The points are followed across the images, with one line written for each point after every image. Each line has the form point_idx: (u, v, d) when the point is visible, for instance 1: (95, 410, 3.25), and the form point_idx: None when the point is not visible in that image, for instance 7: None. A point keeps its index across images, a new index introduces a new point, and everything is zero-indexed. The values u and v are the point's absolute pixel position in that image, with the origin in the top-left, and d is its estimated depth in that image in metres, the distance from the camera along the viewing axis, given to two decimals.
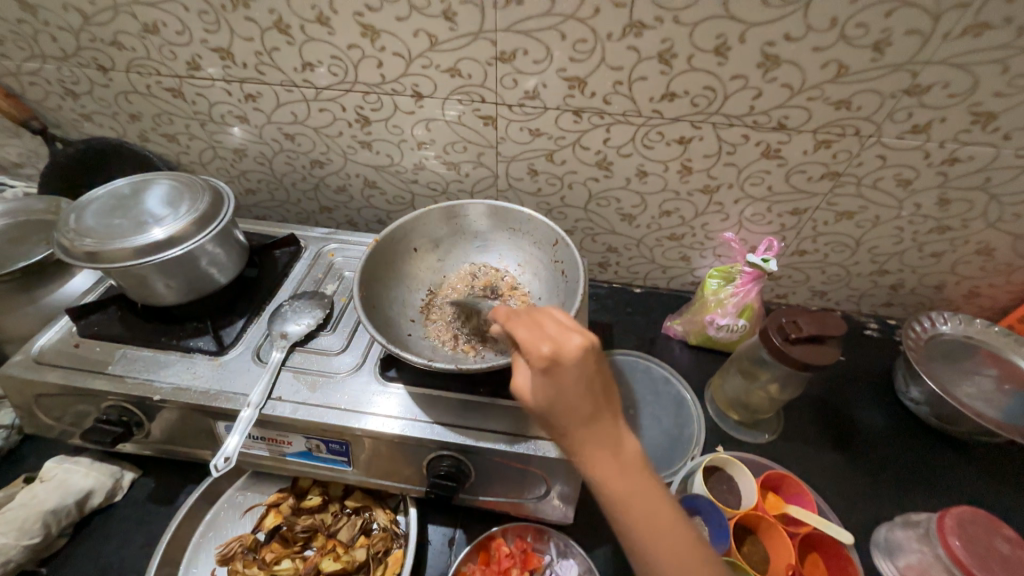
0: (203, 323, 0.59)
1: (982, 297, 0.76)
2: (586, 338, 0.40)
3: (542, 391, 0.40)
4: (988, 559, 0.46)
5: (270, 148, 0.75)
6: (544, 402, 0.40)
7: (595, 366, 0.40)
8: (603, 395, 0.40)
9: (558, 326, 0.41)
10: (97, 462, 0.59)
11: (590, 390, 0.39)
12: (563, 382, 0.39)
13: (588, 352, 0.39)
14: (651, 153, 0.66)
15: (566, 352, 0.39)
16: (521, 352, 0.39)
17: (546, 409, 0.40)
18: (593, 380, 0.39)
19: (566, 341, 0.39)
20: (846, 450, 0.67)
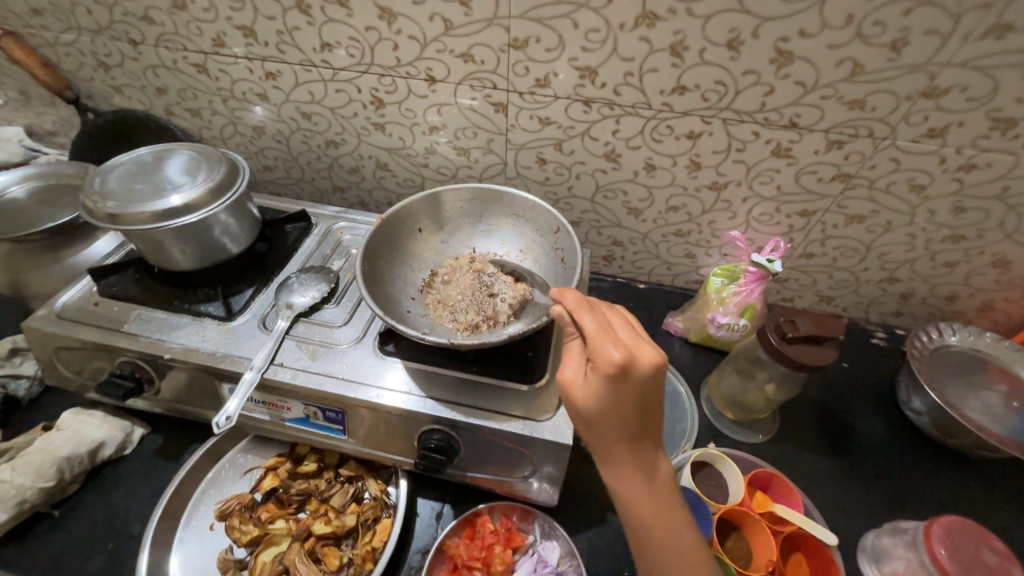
0: (214, 290, 0.61)
1: (995, 311, 0.74)
2: (657, 357, 0.40)
3: (599, 396, 0.40)
4: (972, 568, 0.46)
5: (288, 126, 0.78)
6: (596, 403, 0.41)
7: (659, 384, 0.41)
8: (652, 410, 0.42)
9: (628, 333, 0.42)
10: (110, 416, 0.63)
11: (645, 404, 0.41)
12: (623, 393, 0.40)
13: (658, 370, 0.40)
14: (660, 146, 0.66)
15: (638, 364, 0.39)
16: (594, 352, 0.39)
17: (594, 410, 0.41)
18: (651, 396, 0.41)
19: (637, 352, 0.40)
20: (841, 456, 0.66)
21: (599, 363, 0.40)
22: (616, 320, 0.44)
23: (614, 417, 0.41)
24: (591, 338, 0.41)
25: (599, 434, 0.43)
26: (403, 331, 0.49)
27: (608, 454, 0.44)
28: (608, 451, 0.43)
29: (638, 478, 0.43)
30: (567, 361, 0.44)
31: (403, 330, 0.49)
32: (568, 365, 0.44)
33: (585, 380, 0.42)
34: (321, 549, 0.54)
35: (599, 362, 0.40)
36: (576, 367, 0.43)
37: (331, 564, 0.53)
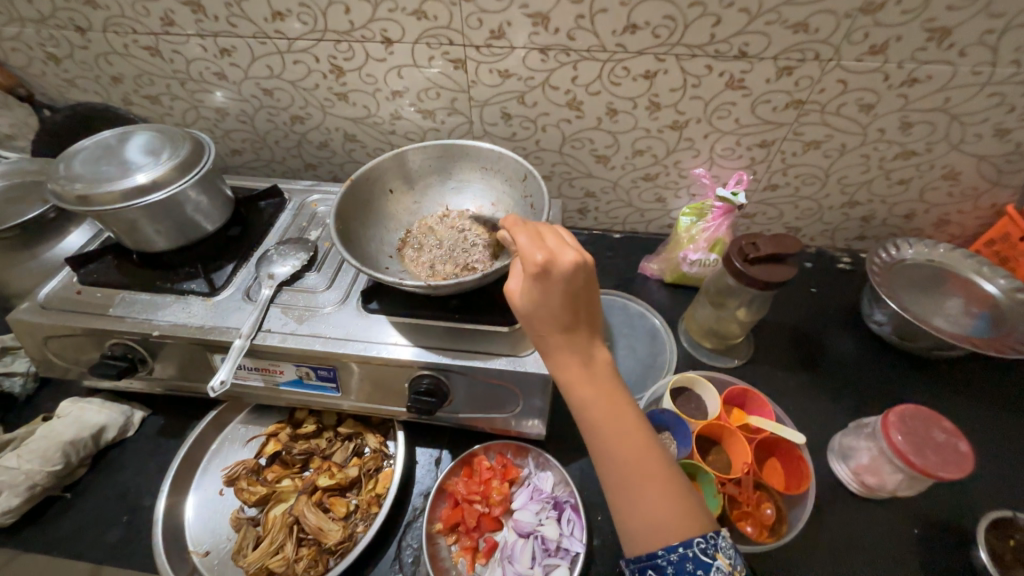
0: (195, 268, 0.62)
1: (951, 225, 0.78)
2: (579, 256, 0.44)
3: (532, 297, 0.45)
4: (923, 446, 0.51)
5: (251, 105, 0.78)
6: (529, 304, 0.45)
7: (584, 281, 0.44)
8: (584, 309, 0.46)
9: (554, 237, 0.45)
10: (108, 402, 0.64)
11: (573, 301, 0.45)
12: (549, 291, 0.44)
13: (580, 268, 0.43)
14: (619, 89, 0.67)
15: (559, 264, 0.43)
16: (519, 256, 0.44)
17: (530, 310, 0.45)
18: (578, 294, 0.44)
19: (559, 254, 0.44)
20: (813, 371, 0.70)
21: (526, 265, 0.44)
22: (550, 229, 0.47)
23: (548, 317, 0.45)
24: (520, 248, 0.45)
25: (539, 333, 0.46)
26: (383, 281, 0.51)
27: (551, 350, 0.47)
28: (550, 349, 0.47)
29: (578, 369, 0.46)
30: (510, 275, 0.48)
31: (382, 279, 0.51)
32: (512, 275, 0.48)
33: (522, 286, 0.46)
34: (328, 499, 0.57)
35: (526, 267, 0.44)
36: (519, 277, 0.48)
37: (339, 511, 0.56)
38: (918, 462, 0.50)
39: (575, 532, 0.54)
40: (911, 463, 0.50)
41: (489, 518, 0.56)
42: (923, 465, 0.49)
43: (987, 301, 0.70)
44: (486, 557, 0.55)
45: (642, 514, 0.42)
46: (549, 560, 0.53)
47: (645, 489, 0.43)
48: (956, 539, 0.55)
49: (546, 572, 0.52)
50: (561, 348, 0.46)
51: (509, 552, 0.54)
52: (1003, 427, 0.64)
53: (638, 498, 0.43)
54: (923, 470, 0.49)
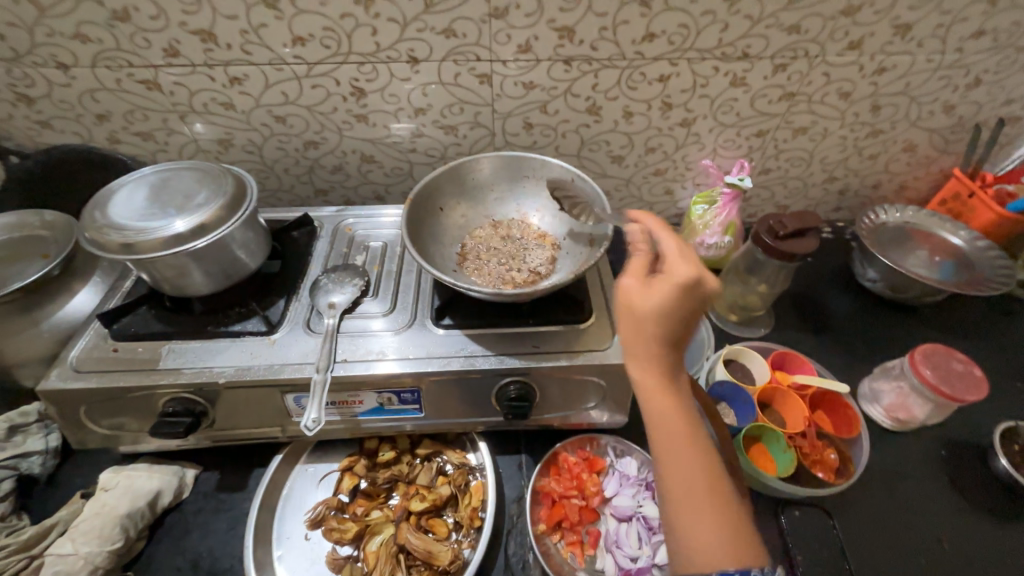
0: (246, 308, 0.59)
1: (910, 191, 0.91)
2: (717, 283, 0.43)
3: (668, 293, 0.42)
4: (949, 377, 0.59)
5: (260, 134, 0.74)
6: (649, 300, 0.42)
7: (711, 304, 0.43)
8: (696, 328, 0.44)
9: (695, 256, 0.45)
10: (156, 465, 0.59)
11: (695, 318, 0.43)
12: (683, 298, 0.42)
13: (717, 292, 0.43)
14: (636, 93, 0.72)
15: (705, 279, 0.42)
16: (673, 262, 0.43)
17: (648, 306, 0.42)
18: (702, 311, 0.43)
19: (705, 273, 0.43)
20: (826, 330, 0.79)
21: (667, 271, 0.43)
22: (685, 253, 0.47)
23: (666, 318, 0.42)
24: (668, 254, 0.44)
25: (637, 331, 0.43)
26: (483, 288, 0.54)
27: (639, 345, 0.43)
28: (638, 351, 0.43)
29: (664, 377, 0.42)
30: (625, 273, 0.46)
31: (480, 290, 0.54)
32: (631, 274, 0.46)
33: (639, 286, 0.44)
34: (426, 522, 0.56)
35: (670, 270, 0.43)
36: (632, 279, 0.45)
37: (441, 532, 0.55)
38: (949, 390, 0.58)
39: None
40: (942, 392, 0.58)
41: (588, 509, 0.58)
42: (953, 392, 0.58)
43: (953, 251, 0.82)
44: (594, 548, 0.56)
45: (697, 537, 0.38)
46: (654, 538, 0.56)
47: (707, 513, 0.38)
48: (973, 452, 0.65)
49: (655, 550, 0.56)
50: (662, 351, 0.42)
51: (613, 539, 0.57)
52: (983, 353, 0.76)
53: (696, 520, 0.38)
54: (953, 396, 0.58)
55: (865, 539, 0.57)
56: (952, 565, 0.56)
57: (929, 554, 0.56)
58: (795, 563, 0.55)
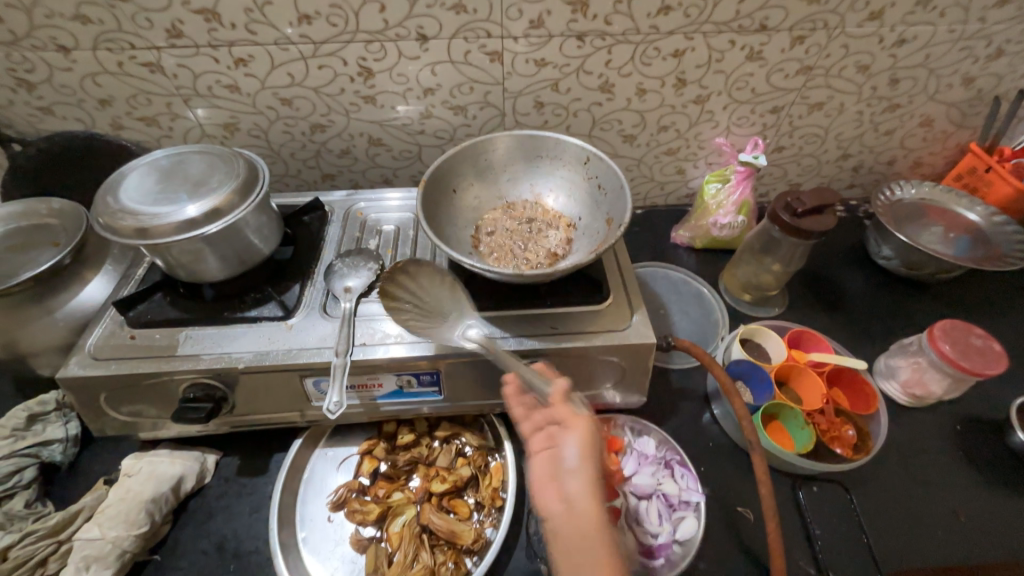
0: (262, 293, 0.59)
1: (924, 167, 0.89)
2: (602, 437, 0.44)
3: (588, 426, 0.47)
4: (968, 352, 0.59)
5: (266, 117, 0.73)
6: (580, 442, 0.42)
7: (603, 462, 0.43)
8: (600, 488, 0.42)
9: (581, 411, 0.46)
10: (177, 451, 0.59)
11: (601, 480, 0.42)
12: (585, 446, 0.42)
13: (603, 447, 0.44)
14: (649, 69, 0.71)
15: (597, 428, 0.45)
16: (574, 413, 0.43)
17: (580, 449, 0.42)
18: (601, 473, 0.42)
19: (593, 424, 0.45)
20: (840, 308, 0.79)
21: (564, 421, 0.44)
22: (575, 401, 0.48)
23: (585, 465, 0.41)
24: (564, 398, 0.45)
25: (574, 502, 0.40)
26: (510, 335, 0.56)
27: (574, 506, 0.40)
28: (580, 513, 0.39)
29: (581, 499, 0.40)
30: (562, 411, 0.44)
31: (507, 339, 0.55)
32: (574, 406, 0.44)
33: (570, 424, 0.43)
34: (448, 502, 0.57)
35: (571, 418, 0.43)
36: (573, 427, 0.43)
37: (463, 512, 0.56)
38: (967, 365, 0.58)
39: (692, 484, 0.58)
40: (961, 367, 0.58)
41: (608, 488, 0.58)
42: (972, 367, 0.58)
43: (969, 227, 0.81)
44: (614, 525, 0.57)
45: None
46: (674, 514, 0.57)
47: None
48: (989, 426, 0.65)
49: (676, 526, 0.56)
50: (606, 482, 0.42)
51: (634, 516, 0.57)
52: (997, 329, 0.75)
53: None
54: (972, 370, 0.57)
55: (882, 512, 0.58)
56: (969, 536, 0.56)
57: (946, 526, 0.57)
58: (814, 537, 0.56)
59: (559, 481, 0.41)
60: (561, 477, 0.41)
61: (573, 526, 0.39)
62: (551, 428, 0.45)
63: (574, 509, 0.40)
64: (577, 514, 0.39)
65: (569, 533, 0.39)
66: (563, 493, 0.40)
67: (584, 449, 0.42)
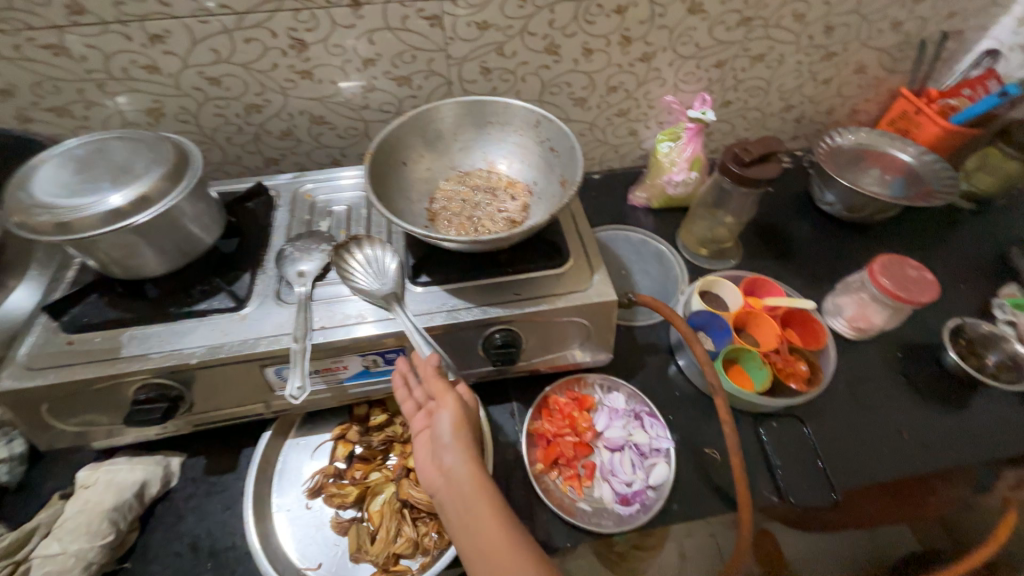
0: (209, 285, 0.56)
1: (861, 114, 0.93)
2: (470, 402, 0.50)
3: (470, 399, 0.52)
4: (905, 283, 0.63)
5: (194, 99, 0.68)
6: (449, 415, 0.47)
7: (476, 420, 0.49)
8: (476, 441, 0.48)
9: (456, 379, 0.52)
10: (136, 457, 0.56)
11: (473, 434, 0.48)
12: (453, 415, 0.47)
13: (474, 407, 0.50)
14: (593, 28, 0.70)
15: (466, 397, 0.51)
16: (438, 385, 0.48)
17: (450, 421, 0.47)
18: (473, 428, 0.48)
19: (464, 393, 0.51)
20: (790, 255, 0.83)
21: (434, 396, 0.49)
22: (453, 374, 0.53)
23: (455, 428, 0.47)
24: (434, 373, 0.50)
25: (451, 470, 0.45)
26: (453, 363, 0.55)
27: (451, 472, 0.45)
28: (456, 480, 0.44)
29: (458, 463, 0.45)
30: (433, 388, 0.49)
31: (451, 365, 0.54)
32: (443, 382, 0.49)
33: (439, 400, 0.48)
34: None
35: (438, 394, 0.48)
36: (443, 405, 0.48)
37: None
38: (905, 295, 0.62)
39: (660, 432, 0.61)
40: (899, 297, 0.62)
41: (582, 444, 0.60)
42: (909, 296, 0.61)
43: (903, 168, 0.85)
44: (591, 479, 0.59)
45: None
46: (645, 463, 0.59)
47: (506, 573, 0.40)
48: (925, 351, 0.70)
49: (648, 473, 0.59)
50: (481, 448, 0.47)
51: (608, 468, 0.59)
52: (930, 262, 0.81)
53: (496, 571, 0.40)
54: (909, 300, 0.62)
55: (834, 438, 0.62)
56: (909, 450, 0.62)
57: (890, 444, 0.62)
58: (774, 467, 0.59)
59: (438, 457, 0.46)
60: (438, 452, 0.47)
61: (450, 493, 0.44)
62: (430, 408, 0.50)
63: (452, 478, 0.45)
64: (452, 480, 0.44)
65: (449, 499, 0.44)
66: (440, 466, 0.46)
67: (453, 424, 0.47)
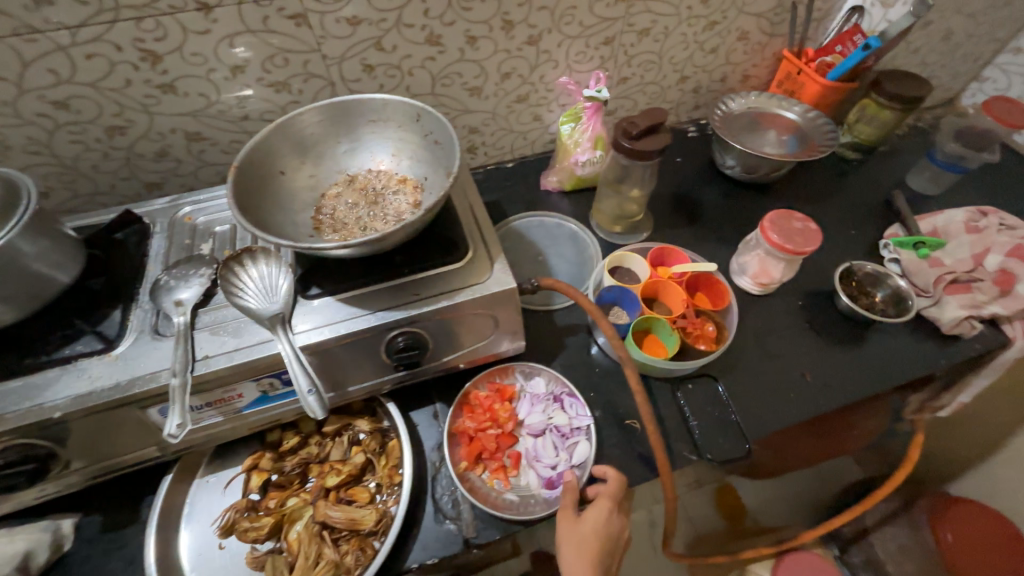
0: (71, 328, 0.51)
1: (752, 78, 0.97)
2: (599, 517, 0.52)
3: (603, 519, 0.52)
4: (792, 235, 0.66)
5: (42, 127, 0.62)
6: (563, 532, 0.52)
7: (597, 536, 0.51)
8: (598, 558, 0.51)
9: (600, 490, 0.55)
10: (17, 527, 0.50)
11: (590, 550, 0.50)
12: (572, 529, 0.52)
13: (605, 523, 0.52)
14: (472, 15, 0.68)
15: (596, 511, 0.53)
16: (563, 500, 0.53)
17: (566, 534, 0.51)
18: (593, 545, 0.51)
19: (597, 506, 0.53)
20: (699, 220, 0.85)
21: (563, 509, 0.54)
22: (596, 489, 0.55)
23: (571, 544, 0.51)
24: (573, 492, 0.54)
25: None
26: (326, 402, 0.49)
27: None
28: None
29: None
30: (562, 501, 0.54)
31: (321, 404, 0.48)
32: (567, 501, 0.53)
33: (566, 515, 0.53)
34: (347, 493, 0.55)
35: (565, 508, 0.53)
36: (566, 520, 0.52)
37: (363, 497, 0.55)
38: (791, 247, 0.65)
39: (579, 411, 0.61)
40: (787, 249, 0.65)
41: (505, 435, 0.60)
42: (794, 247, 0.65)
43: (793, 127, 0.90)
44: (517, 467, 0.59)
45: None
46: (568, 444, 0.60)
47: None
48: (823, 297, 0.75)
49: (571, 452, 0.59)
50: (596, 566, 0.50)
51: (533, 454, 0.60)
52: (826, 213, 0.86)
53: None
54: (796, 250, 0.65)
55: (746, 391, 0.65)
56: (813, 391, 0.65)
57: (797, 388, 0.65)
58: (692, 428, 0.61)
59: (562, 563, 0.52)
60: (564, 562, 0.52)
61: None
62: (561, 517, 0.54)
63: None
64: None
65: None
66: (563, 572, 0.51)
67: (569, 541, 0.51)
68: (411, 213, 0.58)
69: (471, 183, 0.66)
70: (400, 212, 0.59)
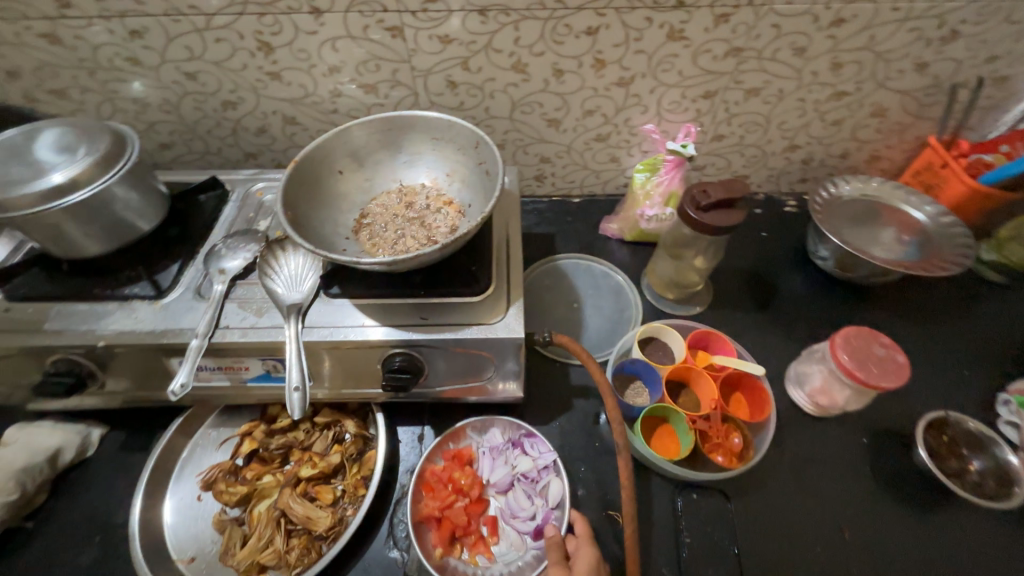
0: (136, 271, 0.58)
1: (882, 161, 0.83)
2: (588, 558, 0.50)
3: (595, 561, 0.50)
4: (868, 362, 0.55)
5: (174, 92, 0.72)
6: None
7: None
8: None
9: (582, 536, 0.52)
10: (61, 424, 0.60)
11: None
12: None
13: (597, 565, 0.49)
14: (563, 49, 0.67)
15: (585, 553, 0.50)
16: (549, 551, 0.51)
17: None
18: None
19: (583, 550, 0.51)
20: (769, 308, 0.75)
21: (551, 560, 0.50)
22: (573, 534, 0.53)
23: None
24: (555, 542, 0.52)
25: None
26: (308, 403, 0.50)
27: None
28: None
29: None
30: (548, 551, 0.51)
31: (300, 403, 0.49)
32: (552, 548, 0.51)
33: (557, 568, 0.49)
34: (313, 488, 0.56)
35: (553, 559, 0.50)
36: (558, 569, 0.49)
37: (326, 498, 0.56)
38: (862, 377, 0.54)
39: (542, 449, 0.59)
40: (855, 378, 0.54)
41: (474, 504, 0.56)
42: (865, 378, 0.54)
43: (918, 228, 0.75)
44: (495, 535, 0.56)
45: None
46: (540, 488, 0.57)
47: None
48: (899, 442, 0.61)
49: (545, 495, 0.57)
50: None
51: (508, 511, 0.57)
52: (933, 340, 0.71)
53: None
54: (867, 383, 0.54)
55: (762, 522, 0.55)
56: (849, 553, 0.54)
57: (829, 542, 0.54)
58: (682, 544, 0.54)
59: None
60: None
61: None
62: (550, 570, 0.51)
63: None
64: None
65: None
66: None
67: None
68: (443, 236, 0.58)
69: (516, 218, 0.65)
70: (433, 232, 0.59)
